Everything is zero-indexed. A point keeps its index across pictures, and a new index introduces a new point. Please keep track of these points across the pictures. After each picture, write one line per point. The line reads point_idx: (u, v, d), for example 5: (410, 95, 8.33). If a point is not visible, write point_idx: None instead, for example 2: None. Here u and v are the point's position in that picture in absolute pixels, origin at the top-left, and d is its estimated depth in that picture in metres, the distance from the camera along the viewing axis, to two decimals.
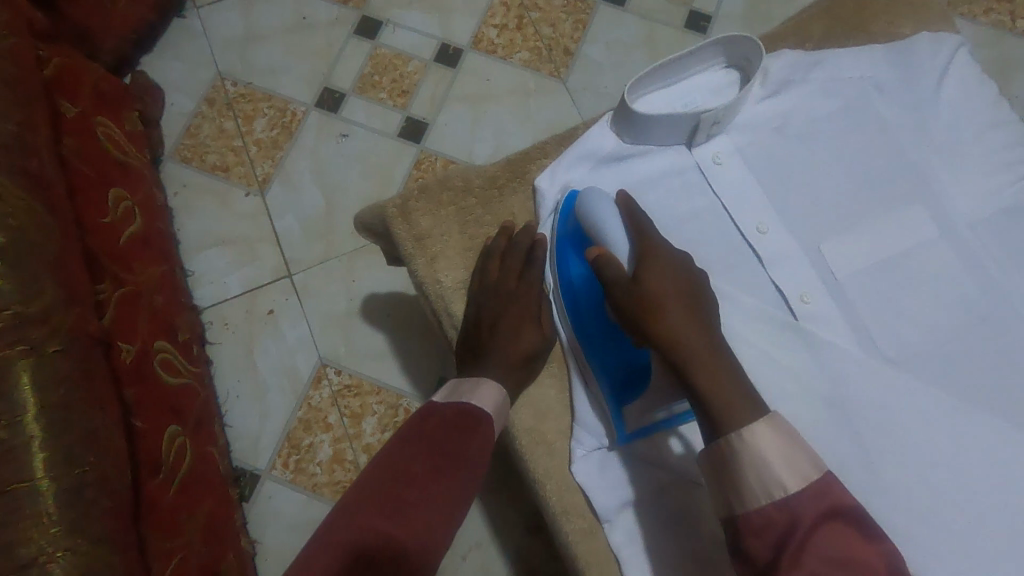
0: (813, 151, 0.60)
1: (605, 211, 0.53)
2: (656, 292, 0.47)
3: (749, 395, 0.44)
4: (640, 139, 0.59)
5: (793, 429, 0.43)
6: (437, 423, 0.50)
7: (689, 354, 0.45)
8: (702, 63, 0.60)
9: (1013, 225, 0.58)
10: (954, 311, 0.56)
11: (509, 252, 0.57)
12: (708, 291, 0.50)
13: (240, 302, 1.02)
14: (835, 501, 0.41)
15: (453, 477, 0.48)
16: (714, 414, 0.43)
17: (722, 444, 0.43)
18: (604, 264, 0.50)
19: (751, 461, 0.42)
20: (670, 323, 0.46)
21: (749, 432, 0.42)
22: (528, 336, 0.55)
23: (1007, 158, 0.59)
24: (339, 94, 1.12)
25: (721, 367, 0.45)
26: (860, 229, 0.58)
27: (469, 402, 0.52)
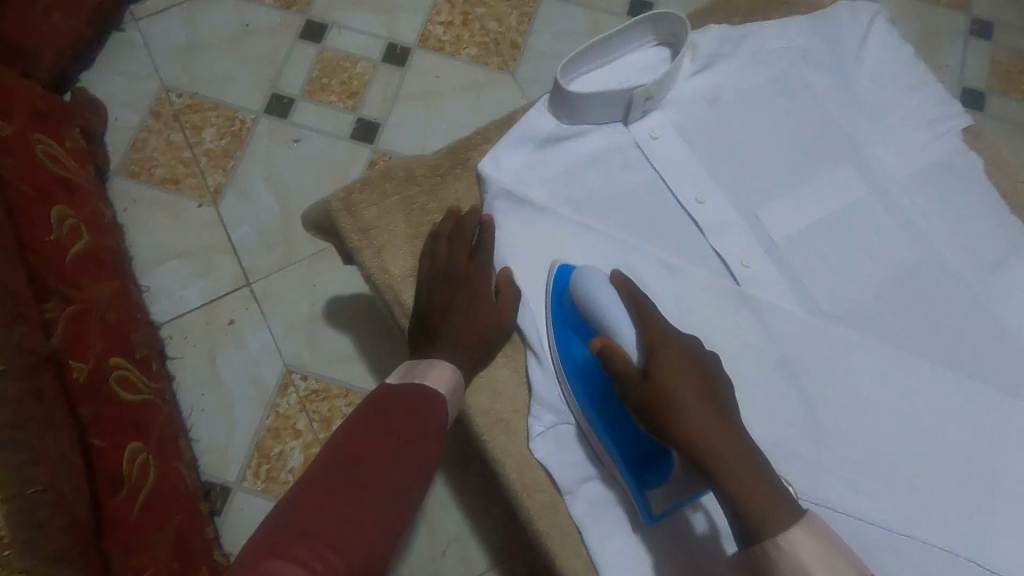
0: (745, 121, 0.61)
1: (603, 295, 0.52)
2: (668, 388, 0.47)
3: (775, 487, 0.43)
4: (578, 119, 0.60)
5: (826, 524, 0.42)
6: (392, 401, 0.50)
7: (711, 450, 0.44)
8: (634, 42, 0.61)
9: (939, 179, 0.60)
10: (889, 264, 0.58)
11: (457, 235, 0.57)
12: (722, 377, 0.49)
13: (199, 314, 1.01)
14: None
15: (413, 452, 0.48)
16: (746, 520, 0.42)
17: (756, 547, 0.42)
18: (611, 356, 0.49)
19: (788, 567, 0.41)
20: (687, 418, 0.45)
21: (783, 533, 0.41)
22: (482, 314, 0.54)
23: (928, 116, 0.62)
24: (287, 100, 1.11)
25: (743, 460, 0.44)
26: (794, 193, 0.60)
27: (423, 382, 0.52)
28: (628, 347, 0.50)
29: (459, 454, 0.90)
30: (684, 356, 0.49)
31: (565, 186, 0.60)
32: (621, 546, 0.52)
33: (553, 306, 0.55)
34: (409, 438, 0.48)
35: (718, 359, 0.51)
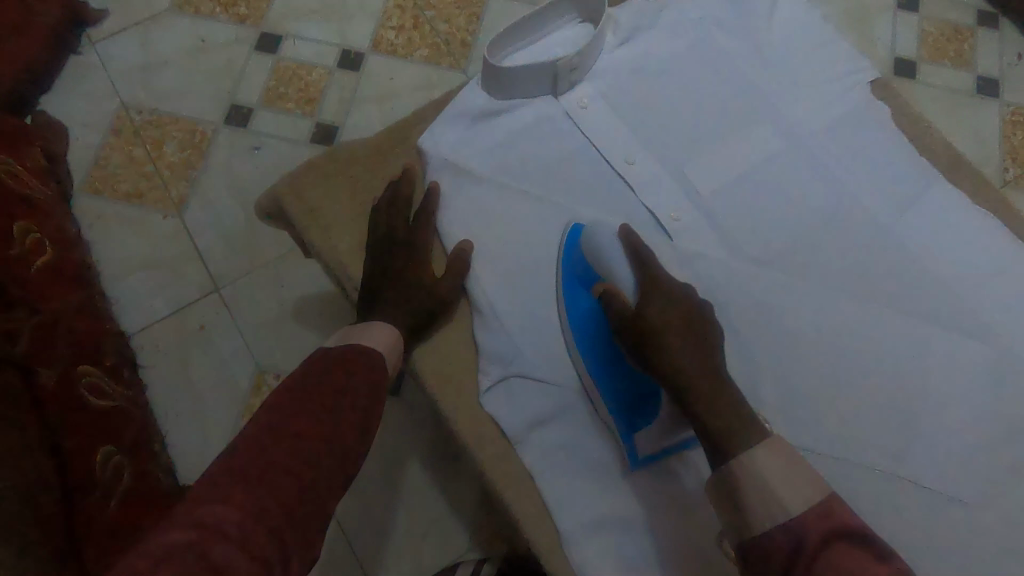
0: (668, 87, 0.65)
1: (608, 248, 0.55)
2: (659, 325, 0.50)
3: (748, 417, 0.47)
4: (509, 93, 0.63)
5: (794, 451, 0.46)
6: (321, 364, 0.51)
7: (692, 380, 0.48)
8: (558, 20, 0.65)
9: (851, 129, 0.64)
10: (808, 211, 0.62)
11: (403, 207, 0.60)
12: (713, 323, 0.52)
13: (169, 322, 1.02)
14: (840, 521, 0.41)
15: (345, 405, 0.48)
16: (717, 441, 0.46)
17: (726, 467, 0.45)
18: (611, 297, 0.53)
19: (753, 486, 0.44)
20: (673, 352, 0.49)
21: (751, 454, 0.45)
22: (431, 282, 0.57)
23: (836, 72, 0.66)
24: (246, 109, 1.14)
25: (720, 392, 0.48)
26: (717, 149, 0.64)
27: (356, 344, 0.53)
28: (627, 291, 0.53)
29: (433, 438, 0.91)
30: (678, 301, 0.52)
31: (501, 157, 0.63)
32: (572, 487, 0.55)
33: (563, 255, 0.58)
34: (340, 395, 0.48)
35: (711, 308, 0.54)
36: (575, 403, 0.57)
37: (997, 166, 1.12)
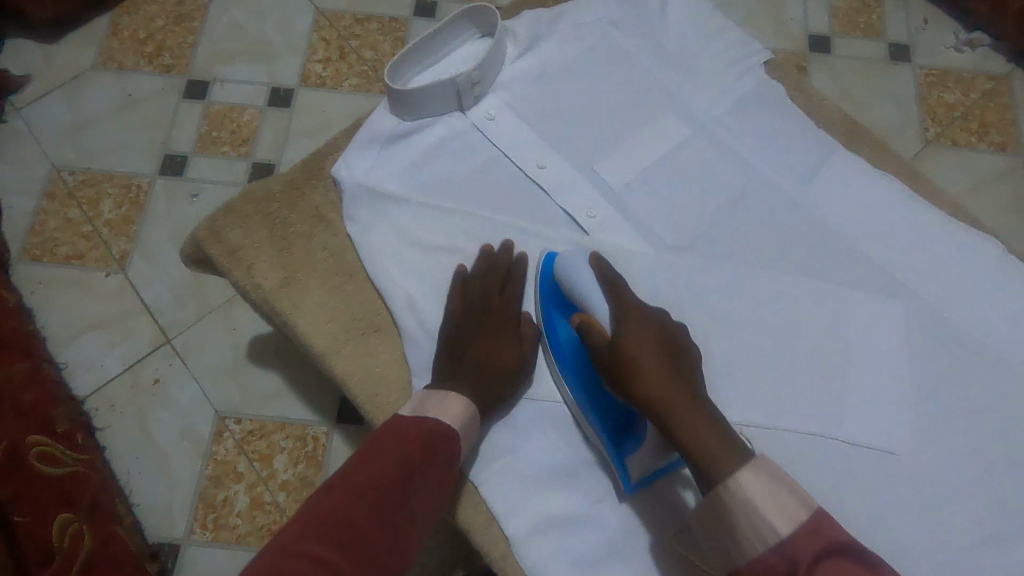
0: (572, 89, 0.67)
1: (579, 279, 0.56)
2: (633, 353, 0.50)
3: (730, 439, 0.46)
4: (417, 113, 0.64)
5: (778, 467, 0.45)
6: (399, 435, 0.50)
7: (669, 408, 0.47)
8: (458, 37, 0.66)
9: (750, 111, 0.67)
10: (719, 192, 0.64)
11: (482, 277, 0.60)
12: (688, 347, 0.52)
13: (123, 380, 1.01)
14: (829, 539, 0.41)
15: (420, 490, 0.48)
16: (701, 465, 0.45)
17: (714, 492, 0.45)
18: (589, 329, 0.52)
19: (741, 510, 0.43)
20: (648, 381, 0.49)
21: (735, 478, 0.44)
22: (508, 350, 0.57)
23: (732, 57, 0.69)
24: (180, 157, 1.14)
25: (699, 415, 0.47)
26: (625, 143, 0.65)
27: (434, 417, 0.52)
28: (603, 321, 0.53)
29: None
30: (649, 326, 0.52)
31: (417, 176, 0.64)
32: (518, 491, 0.56)
33: (541, 290, 0.59)
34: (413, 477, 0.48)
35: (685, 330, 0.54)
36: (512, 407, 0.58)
37: (918, 127, 1.14)
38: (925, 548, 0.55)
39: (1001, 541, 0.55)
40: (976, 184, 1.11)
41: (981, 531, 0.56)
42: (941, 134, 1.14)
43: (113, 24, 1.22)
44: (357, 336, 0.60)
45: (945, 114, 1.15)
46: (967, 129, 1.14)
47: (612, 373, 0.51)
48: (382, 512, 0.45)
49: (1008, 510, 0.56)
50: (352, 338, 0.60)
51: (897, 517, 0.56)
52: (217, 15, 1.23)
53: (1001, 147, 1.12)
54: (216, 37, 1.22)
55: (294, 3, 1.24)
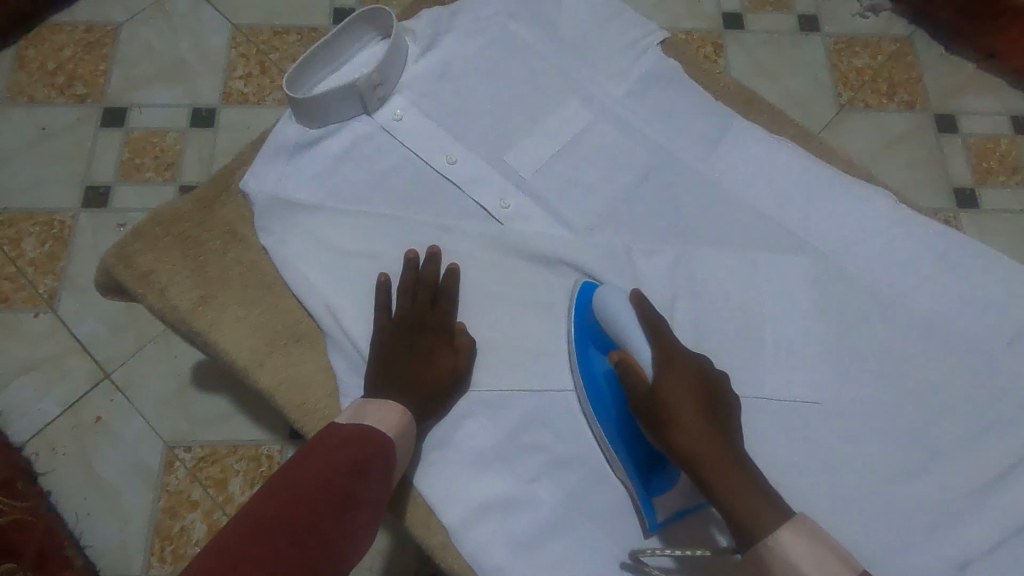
0: (477, 83, 0.68)
1: (623, 318, 0.55)
2: (672, 402, 0.50)
3: (769, 496, 0.47)
4: (322, 120, 0.65)
5: (813, 522, 0.46)
6: (337, 442, 0.48)
7: (709, 461, 0.48)
8: (358, 41, 0.66)
9: (650, 90, 0.69)
10: (626, 171, 0.66)
11: (413, 288, 0.60)
12: (729, 396, 0.52)
13: (63, 421, 0.98)
14: None
15: (366, 485, 0.46)
16: (737, 519, 0.46)
17: (752, 548, 0.45)
18: (628, 370, 0.52)
19: (780, 566, 0.44)
20: (691, 433, 0.49)
21: (775, 536, 0.45)
22: (444, 360, 0.57)
23: (628, 39, 0.70)
24: (103, 188, 1.11)
25: (738, 470, 0.48)
26: (532, 132, 0.67)
27: (372, 425, 0.51)
28: (646, 364, 0.52)
29: None
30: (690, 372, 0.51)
31: (328, 183, 0.64)
32: (455, 481, 0.57)
33: (574, 322, 0.59)
34: (358, 476, 0.46)
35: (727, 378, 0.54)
36: None
37: (831, 94, 1.11)
38: (846, 487, 0.59)
39: (912, 472, 0.59)
40: (889, 147, 1.09)
41: (895, 466, 0.59)
42: (854, 98, 1.11)
43: (18, 58, 1.18)
44: (280, 347, 0.60)
45: (855, 79, 1.12)
46: (877, 91, 1.11)
47: (652, 420, 0.50)
48: (329, 511, 0.42)
49: (917, 444, 0.60)
50: (275, 350, 0.60)
51: (819, 461, 0.59)
52: (128, 38, 1.20)
53: (910, 105, 1.09)
54: (129, 61, 1.19)
55: (206, 20, 1.21)
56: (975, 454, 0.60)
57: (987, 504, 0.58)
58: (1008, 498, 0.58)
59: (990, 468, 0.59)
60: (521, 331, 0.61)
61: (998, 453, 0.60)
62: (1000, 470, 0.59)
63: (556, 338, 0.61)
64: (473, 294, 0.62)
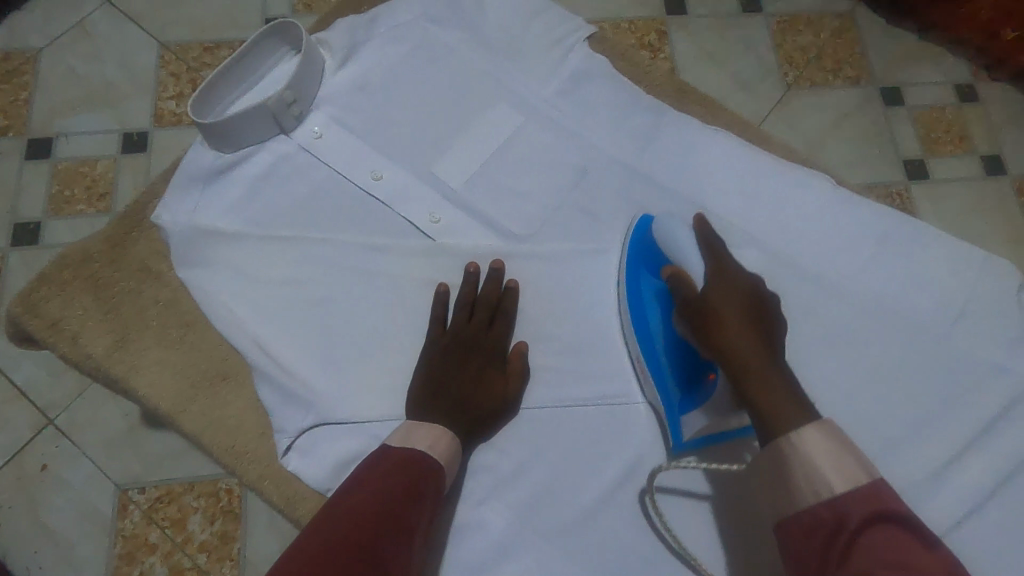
0: (399, 94, 0.65)
1: (678, 237, 0.54)
2: (717, 304, 0.49)
3: (802, 403, 0.44)
4: (235, 143, 0.61)
5: (847, 437, 0.43)
6: (392, 463, 0.47)
7: (745, 361, 0.46)
8: (270, 57, 0.63)
9: (579, 89, 0.67)
10: (560, 175, 0.64)
11: (471, 303, 0.58)
12: (778, 312, 0.50)
13: (5, 472, 0.87)
14: (886, 506, 0.39)
15: (420, 512, 0.45)
16: (763, 418, 0.44)
17: (775, 443, 0.43)
18: (679, 280, 0.52)
19: (797, 462, 0.42)
20: (732, 333, 0.47)
21: (800, 433, 0.42)
22: (495, 387, 0.55)
23: (554, 37, 0.68)
24: (32, 224, 0.95)
25: (773, 374, 0.46)
26: (460, 141, 0.64)
27: (422, 451, 0.49)
28: (695, 274, 0.52)
29: None
30: (741, 285, 0.50)
31: (248, 210, 0.61)
32: None
33: (631, 244, 0.60)
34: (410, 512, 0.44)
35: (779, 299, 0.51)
36: (380, 431, 0.55)
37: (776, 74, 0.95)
38: None
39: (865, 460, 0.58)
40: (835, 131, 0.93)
41: None
42: (801, 78, 0.95)
43: None
44: (205, 390, 0.57)
45: (800, 58, 0.96)
46: (823, 68, 0.95)
47: (695, 321, 0.49)
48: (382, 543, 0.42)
49: (870, 432, 0.59)
50: (200, 392, 0.57)
51: None
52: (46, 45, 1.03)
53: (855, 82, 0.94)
54: (52, 77, 1.02)
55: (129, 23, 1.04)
56: (926, 438, 0.59)
57: (941, 488, 0.58)
58: (960, 479, 0.58)
59: (941, 450, 0.59)
60: None
61: (948, 435, 0.59)
62: (952, 451, 0.59)
63: None
64: (408, 313, 0.59)
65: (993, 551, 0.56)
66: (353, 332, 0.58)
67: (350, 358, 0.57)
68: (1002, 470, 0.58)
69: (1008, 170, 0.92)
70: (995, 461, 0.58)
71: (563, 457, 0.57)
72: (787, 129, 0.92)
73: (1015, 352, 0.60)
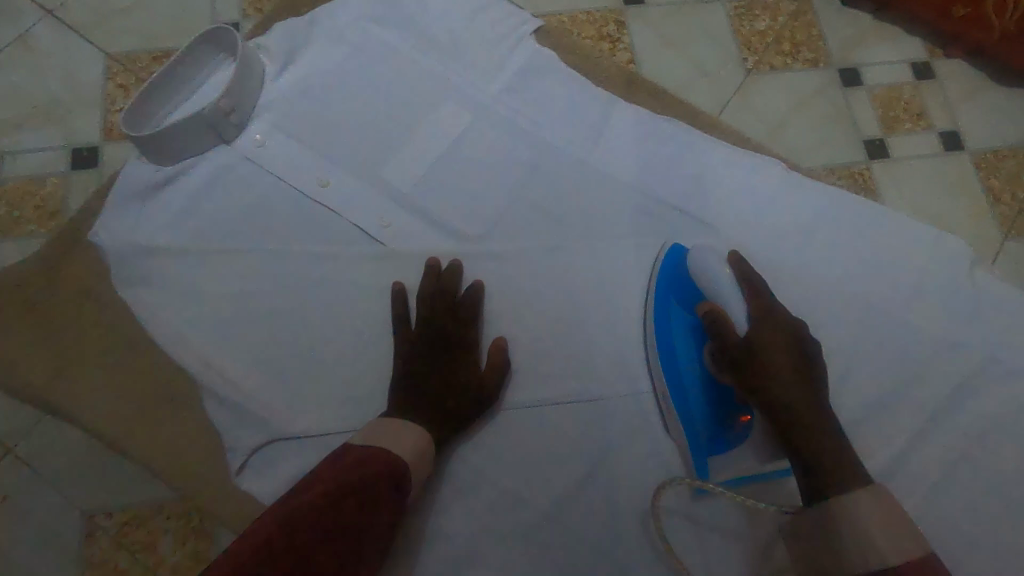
0: (344, 97, 0.64)
1: (720, 279, 0.54)
2: (766, 355, 0.49)
3: (853, 465, 0.46)
4: (174, 155, 0.59)
5: (897, 502, 0.44)
6: (353, 459, 0.45)
7: (796, 416, 0.47)
8: (206, 64, 0.61)
9: (528, 83, 0.66)
10: (511, 172, 0.63)
11: (431, 298, 0.57)
12: (821, 360, 0.51)
13: None
14: (934, 575, 0.40)
15: (373, 519, 0.43)
16: (817, 479, 0.46)
17: (825, 505, 0.45)
18: (718, 322, 0.52)
19: (849, 527, 0.44)
20: (785, 391, 0.48)
21: (853, 498, 0.44)
22: (463, 371, 0.54)
23: (500, 33, 0.67)
24: None
25: (825, 433, 0.47)
26: (408, 143, 0.63)
27: (389, 449, 0.47)
28: (739, 319, 0.52)
29: None
30: (784, 330, 0.50)
31: (190, 224, 0.59)
32: None
33: (659, 274, 0.59)
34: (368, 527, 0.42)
35: (819, 344, 0.52)
36: (335, 443, 0.54)
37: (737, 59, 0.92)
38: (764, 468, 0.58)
39: None
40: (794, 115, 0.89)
41: None
42: (759, 62, 0.92)
43: None
44: (149, 414, 0.55)
45: (759, 42, 0.92)
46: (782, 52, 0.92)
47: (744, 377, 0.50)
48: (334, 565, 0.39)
49: None
50: (144, 417, 0.55)
51: None
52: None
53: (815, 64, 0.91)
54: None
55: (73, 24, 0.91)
56: (885, 418, 0.59)
57: (899, 469, 0.58)
58: (918, 460, 0.58)
59: (899, 431, 0.59)
60: None
61: (906, 414, 0.59)
62: (909, 431, 0.59)
63: None
64: (362, 322, 0.58)
65: (953, 530, 0.56)
66: (305, 344, 0.57)
67: (302, 371, 0.56)
68: (958, 448, 0.59)
69: (967, 145, 0.89)
70: (952, 439, 0.59)
71: (524, 457, 0.57)
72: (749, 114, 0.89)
73: (968, 328, 0.61)
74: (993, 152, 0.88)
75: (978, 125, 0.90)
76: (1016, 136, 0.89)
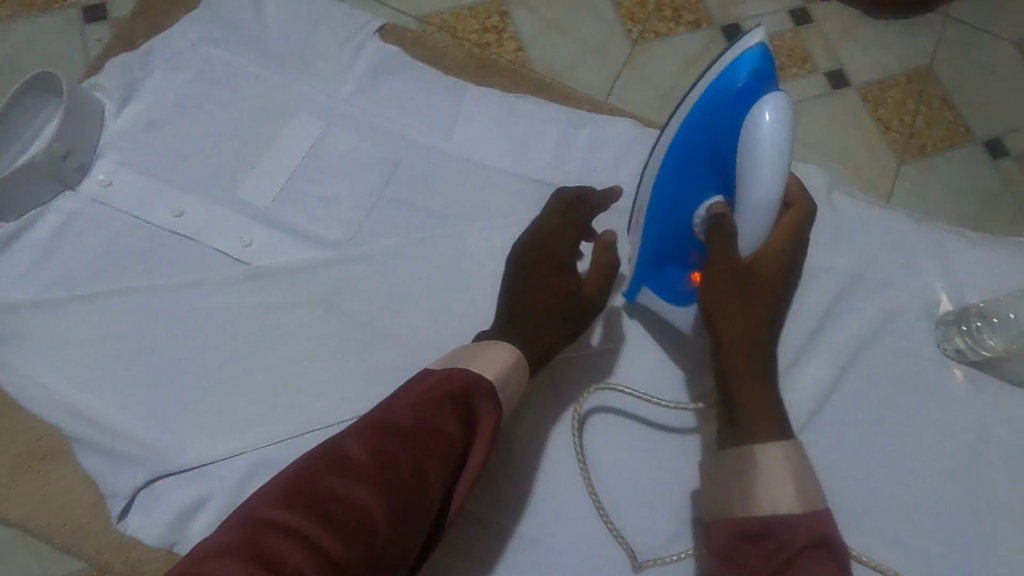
0: (193, 124, 0.63)
1: (760, 170, 0.45)
2: (726, 282, 0.47)
3: (778, 419, 0.45)
4: (15, 209, 0.57)
5: (809, 465, 0.43)
6: (418, 395, 0.42)
7: (733, 353, 0.47)
8: (35, 112, 0.60)
9: (380, 81, 0.66)
10: (372, 171, 0.63)
11: (573, 203, 0.55)
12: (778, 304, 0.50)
13: None
14: (827, 531, 0.39)
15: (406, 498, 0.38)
16: (738, 424, 0.45)
17: (737, 452, 0.44)
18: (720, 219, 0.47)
19: (757, 472, 0.42)
20: (732, 322, 0.47)
21: (764, 449, 0.43)
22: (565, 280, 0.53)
23: (345, 34, 0.66)
24: None
25: (762, 390, 0.46)
26: (264, 160, 0.63)
27: (475, 371, 0.44)
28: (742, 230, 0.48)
29: None
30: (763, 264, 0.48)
31: (42, 275, 0.58)
32: None
33: (706, 94, 0.47)
34: (424, 472, 0.39)
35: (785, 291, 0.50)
36: (217, 469, 0.53)
37: (617, 30, 0.88)
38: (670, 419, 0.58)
39: None
40: (683, 78, 0.87)
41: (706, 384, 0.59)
42: (644, 31, 0.88)
43: None
44: (25, 473, 0.55)
45: (640, 12, 0.89)
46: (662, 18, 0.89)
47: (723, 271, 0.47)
48: (378, 505, 0.37)
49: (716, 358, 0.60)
50: (20, 478, 0.55)
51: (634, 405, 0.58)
52: None
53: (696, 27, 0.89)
54: None
55: None
56: None
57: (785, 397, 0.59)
58: (803, 385, 0.60)
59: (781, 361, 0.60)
60: (296, 368, 0.57)
61: (786, 342, 0.61)
62: (789, 358, 0.60)
63: (335, 364, 0.57)
64: (236, 345, 0.57)
65: (841, 447, 0.58)
66: (177, 377, 0.56)
67: (177, 404, 0.55)
68: (838, 365, 0.60)
69: (852, 82, 0.88)
70: (832, 359, 0.60)
71: None
72: (632, 82, 0.86)
73: (833, 251, 0.63)
74: (878, 85, 0.88)
75: (860, 61, 0.89)
76: (899, 66, 0.89)
